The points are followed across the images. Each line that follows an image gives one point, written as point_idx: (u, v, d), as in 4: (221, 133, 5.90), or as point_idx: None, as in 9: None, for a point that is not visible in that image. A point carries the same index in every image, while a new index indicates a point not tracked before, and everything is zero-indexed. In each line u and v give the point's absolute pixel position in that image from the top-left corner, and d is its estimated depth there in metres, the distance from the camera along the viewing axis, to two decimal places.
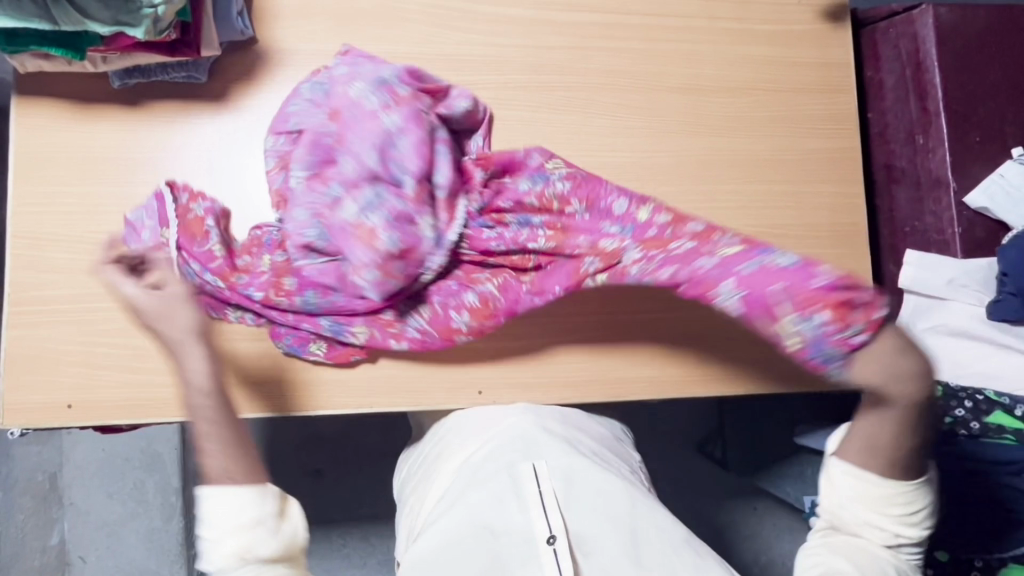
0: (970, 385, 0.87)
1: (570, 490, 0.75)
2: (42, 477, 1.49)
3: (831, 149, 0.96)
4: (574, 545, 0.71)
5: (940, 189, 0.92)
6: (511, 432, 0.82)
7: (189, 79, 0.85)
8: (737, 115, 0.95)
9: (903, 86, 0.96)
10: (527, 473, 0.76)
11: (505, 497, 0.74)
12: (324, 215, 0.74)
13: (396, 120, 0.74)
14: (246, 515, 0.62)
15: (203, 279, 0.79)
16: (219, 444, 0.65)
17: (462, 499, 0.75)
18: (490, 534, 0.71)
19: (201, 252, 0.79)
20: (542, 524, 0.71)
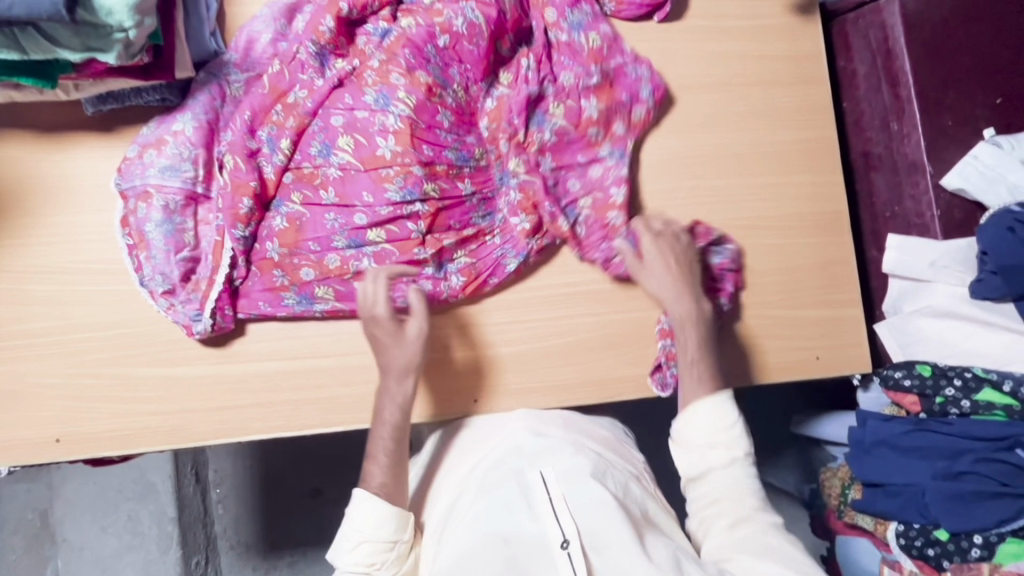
0: (959, 364, 0.87)
1: (578, 493, 0.75)
2: (33, 515, 1.46)
3: (808, 140, 0.98)
4: (589, 547, 0.70)
5: (917, 173, 0.94)
6: (513, 441, 0.82)
7: (164, 102, 0.83)
8: (714, 112, 0.96)
9: (875, 73, 0.98)
10: (535, 482, 0.76)
11: (516, 503, 0.73)
12: (356, 226, 0.81)
13: (270, 165, 0.81)
14: (379, 532, 0.74)
15: (290, 298, 0.82)
16: (375, 474, 0.77)
17: (471, 512, 0.74)
18: (502, 541, 0.69)
19: (267, 293, 0.81)
20: (554, 529, 0.70)
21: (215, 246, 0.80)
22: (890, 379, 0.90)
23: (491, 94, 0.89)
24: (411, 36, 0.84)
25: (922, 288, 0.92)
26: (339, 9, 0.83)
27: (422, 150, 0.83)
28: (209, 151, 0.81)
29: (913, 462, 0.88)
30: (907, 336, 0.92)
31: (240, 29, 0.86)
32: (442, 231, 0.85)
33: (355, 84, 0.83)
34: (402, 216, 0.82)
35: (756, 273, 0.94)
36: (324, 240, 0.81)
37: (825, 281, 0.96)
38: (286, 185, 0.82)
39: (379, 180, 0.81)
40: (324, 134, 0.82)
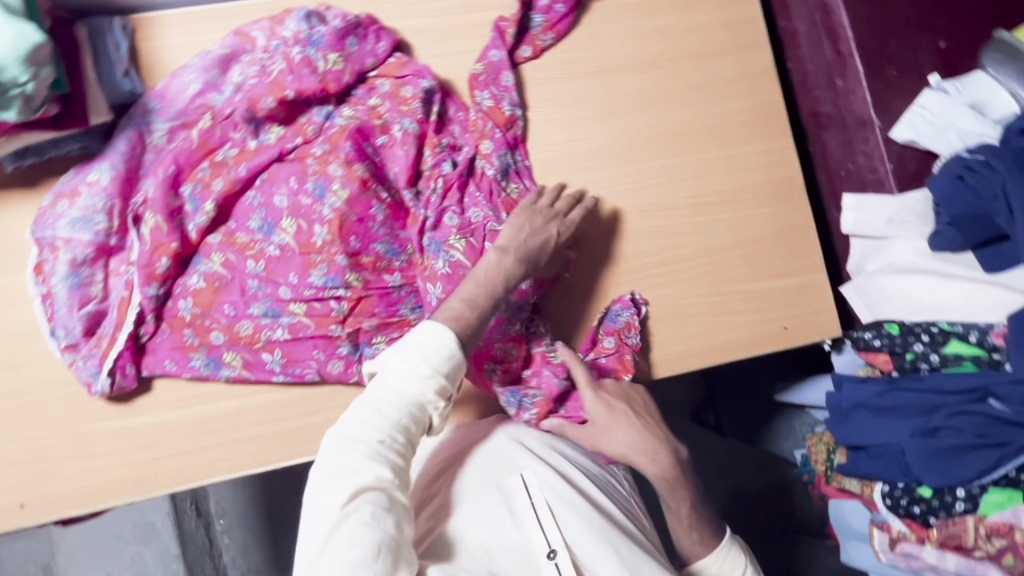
0: (924, 319, 0.86)
1: (560, 499, 0.75)
2: (37, 569, 1.46)
3: (753, 107, 0.96)
4: (574, 556, 0.71)
5: (866, 129, 0.92)
6: (489, 447, 0.80)
7: (86, 150, 0.81)
8: (654, 90, 0.94)
9: (815, 31, 0.96)
10: (517, 486, 0.75)
11: (496, 513, 0.73)
12: (275, 300, 0.79)
13: (194, 221, 0.79)
14: (429, 361, 0.69)
15: (195, 362, 0.79)
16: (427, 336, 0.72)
17: (453, 522, 0.73)
18: (485, 555, 0.70)
19: (172, 351, 0.79)
20: (539, 539, 0.71)
21: (122, 301, 0.78)
22: (861, 340, 0.89)
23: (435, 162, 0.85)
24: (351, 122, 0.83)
25: (883, 246, 0.91)
26: (283, 92, 0.81)
27: (352, 243, 0.79)
28: (125, 202, 0.79)
29: (889, 422, 0.86)
30: (872, 294, 0.90)
31: (169, 77, 0.83)
32: (365, 313, 0.80)
33: (293, 167, 0.81)
34: (324, 298, 0.79)
35: (715, 249, 0.93)
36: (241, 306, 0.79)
37: (787, 248, 0.94)
38: (201, 244, 0.80)
39: (310, 262, 0.79)
40: (266, 211, 0.80)
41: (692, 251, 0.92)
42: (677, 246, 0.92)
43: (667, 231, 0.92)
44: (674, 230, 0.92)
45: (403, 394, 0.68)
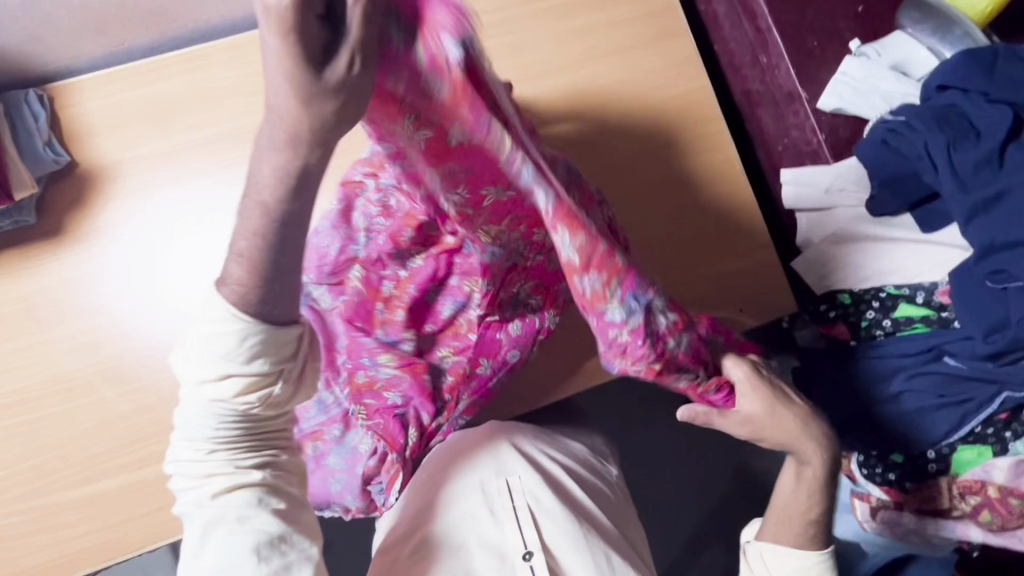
0: (872, 285, 0.85)
1: (543, 498, 0.74)
2: None
3: (682, 94, 0.95)
4: (552, 556, 0.71)
5: (795, 102, 0.91)
6: (473, 437, 0.78)
7: (19, 224, 0.82)
8: (581, 90, 0.94)
9: (733, 11, 0.96)
10: (498, 489, 0.74)
11: (476, 513, 0.73)
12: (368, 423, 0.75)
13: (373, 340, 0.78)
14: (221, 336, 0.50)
15: (366, 475, 0.75)
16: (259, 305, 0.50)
17: (431, 527, 0.72)
18: (461, 555, 0.70)
19: (345, 474, 0.75)
20: (516, 539, 0.71)
21: (350, 394, 0.77)
22: (816, 313, 0.88)
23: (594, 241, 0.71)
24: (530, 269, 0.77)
25: (826, 216, 0.89)
26: (417, 219, 0.73)
27: (446, 359, 0.78)
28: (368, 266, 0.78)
29: (855, 389, 0.85)
30: (816, 264, 0.88)
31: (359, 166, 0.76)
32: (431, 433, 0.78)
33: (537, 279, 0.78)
34: (376, 384, 0.77)
35: (660, 241, 0.92)
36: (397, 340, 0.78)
37: (733, 230, 0.93)
38: (358, 367, 0.77)
39: (440, 372, 0.78)
40: (395, 324, 0.78)
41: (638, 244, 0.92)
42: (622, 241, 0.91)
43: None
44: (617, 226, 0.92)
45: (197, 394, 0.53)
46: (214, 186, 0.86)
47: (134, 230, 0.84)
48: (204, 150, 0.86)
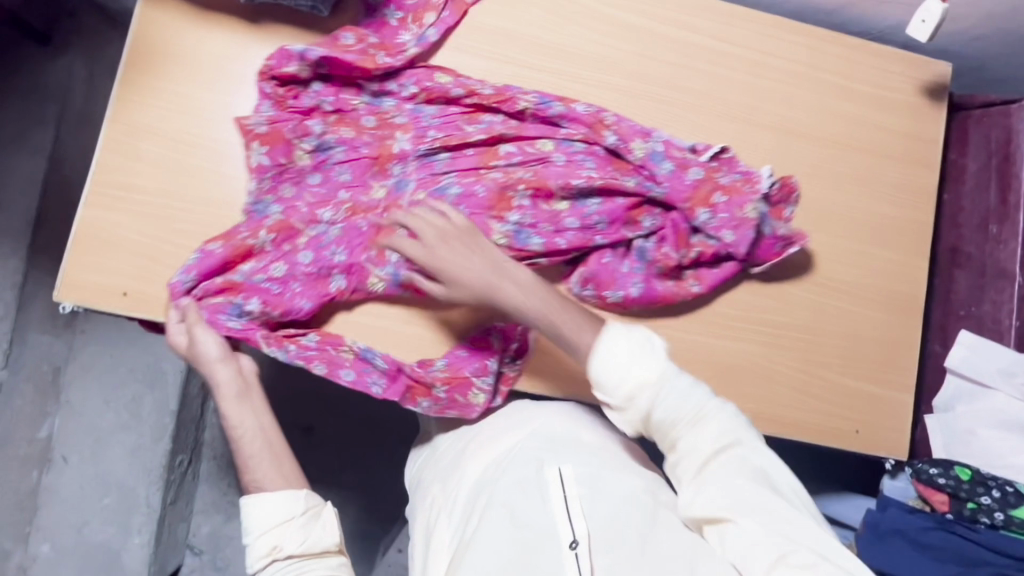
0: (1003, 475, 0.86)
1: (595, 496, 0.72)
2: (47, 368, 1.49)
3: (905, 219, 0.98)
4: (597, 549, 0.67)
5: (1005, 280, 0.94)
6: (541, 430, 0.82)
7: (314, 10, 0.86)
8: (822, 165, 0.97)
9: (986, 173, 0.99)
10: (552, 478, 0.74)
11: (529, 492, 0.73)
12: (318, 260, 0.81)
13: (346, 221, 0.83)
14: (279, 511, 0.71)
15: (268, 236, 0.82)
16: (262, 471, 0.74)
17: (488, 494, 0.75)
18: (512, 523, 0.70)
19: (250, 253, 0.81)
20: (565, 527, 0.69)
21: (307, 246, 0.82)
22: (923, 473, 0.90)
23: (518, 207, 0.84)
24: (533, 179, 0.84)
25: (983, 392, 0.90)
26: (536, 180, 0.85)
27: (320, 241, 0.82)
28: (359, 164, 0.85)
29: (926, 559, 0.87)
30: (955, 436, 0.91)
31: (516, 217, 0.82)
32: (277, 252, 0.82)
33: (316, 201, 0.84)
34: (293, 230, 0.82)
35: (820, 332, 0.94)
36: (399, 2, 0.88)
37: (887, 360, 0.95)
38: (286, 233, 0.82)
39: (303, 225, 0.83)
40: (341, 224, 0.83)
41: (800, 325, 0.94)
42: (787, 314, 0.93)
43: (785, 298, 0.94)
44: (791, 298, 0.94)
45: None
46: (482, 71, 0.90)
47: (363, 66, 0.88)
48: (489, 37, 0.90)
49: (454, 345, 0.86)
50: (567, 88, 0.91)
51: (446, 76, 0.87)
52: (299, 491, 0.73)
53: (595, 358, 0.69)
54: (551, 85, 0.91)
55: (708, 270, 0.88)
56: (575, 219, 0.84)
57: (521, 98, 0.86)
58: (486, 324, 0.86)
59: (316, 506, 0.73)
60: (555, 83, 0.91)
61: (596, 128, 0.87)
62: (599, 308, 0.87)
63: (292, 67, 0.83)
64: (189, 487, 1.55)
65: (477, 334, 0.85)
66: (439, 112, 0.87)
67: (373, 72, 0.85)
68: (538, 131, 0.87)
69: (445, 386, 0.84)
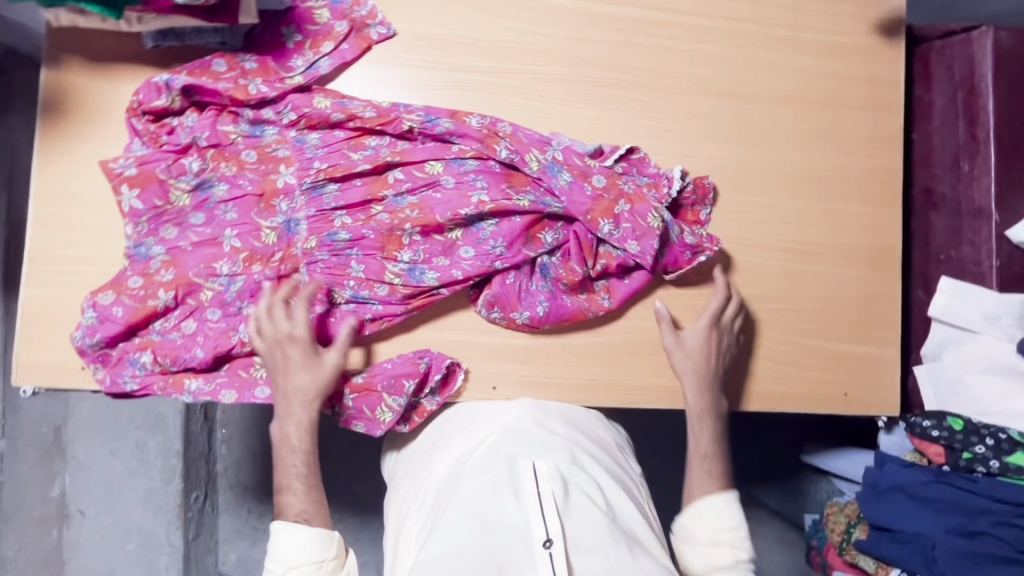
0: (993, 423, 0.84)
1: (568, 497, 0.72)
2: (47, 430, 1.45)
3: (872, 169, 0.94)
4: (570, 548, 0.68)
5: (982, 219, 0.89)
6: (513, 426, 0.79)
7: (224, 45, 0.82)
8: (780, 126, 0.93)
9: (953, 108, 0.93)
10: (526, 472, 0.73)
11: (501, 491, 0.72)
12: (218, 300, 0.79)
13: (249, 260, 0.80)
14: (310, 554, 0.76)
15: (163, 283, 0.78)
16: (299, 501, 0.78)
17: (459, 491, 0.73)
18: (482, 524, 0.69)
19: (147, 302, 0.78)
20: (539, 526, 0.68)
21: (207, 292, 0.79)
22: (916, 426, 0.88)
23: (410, 244, 0.80)
24: (419, 216, 0.79)
25: (966, 338, 0.89)
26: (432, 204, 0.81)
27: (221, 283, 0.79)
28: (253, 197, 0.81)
29: (926, 513, 0.86)
30: (943, 384, 0.90)
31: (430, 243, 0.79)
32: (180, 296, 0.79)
33: (204, 253, 0.79)
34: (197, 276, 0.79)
35: (796, 300, 0.91)
36: (303, 24, 0.84)
37: (868, 318, 0.93)
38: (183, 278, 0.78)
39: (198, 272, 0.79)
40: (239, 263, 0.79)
41: (775, 295, 0.91)
42: (761, 286, 0.91)
43: (756, 270, 0.91)
44: (762, 269, 0.91)
45: None
46: (411, 83, 0.86)
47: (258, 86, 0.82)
48: (413, 45, 0.86)
49: (382, 358, 0.83)
50: (502, 87, 0.87)
51: (326, 98, 0.82)
52: (332, 539, 0.78)
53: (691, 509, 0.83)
54: (485, 85, 0.87)
55: (620, 282, 0.86)
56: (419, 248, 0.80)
57: (406, 117, 0.81)
58: (425, 351, 0.83)
59: (342, 553, 0.79)
60: (489, 82, 0.87)
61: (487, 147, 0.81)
62: (510, 327, 0.85)
63: (161, 101, 0.79)
64: (209, 520, 1.53)
65: (409, 355, 0.83)
66: (324, 140, 0.81)
67: (245, 101, 0.80)
68: (426, 154, 0.81)
69: (354, 396, 0.81)
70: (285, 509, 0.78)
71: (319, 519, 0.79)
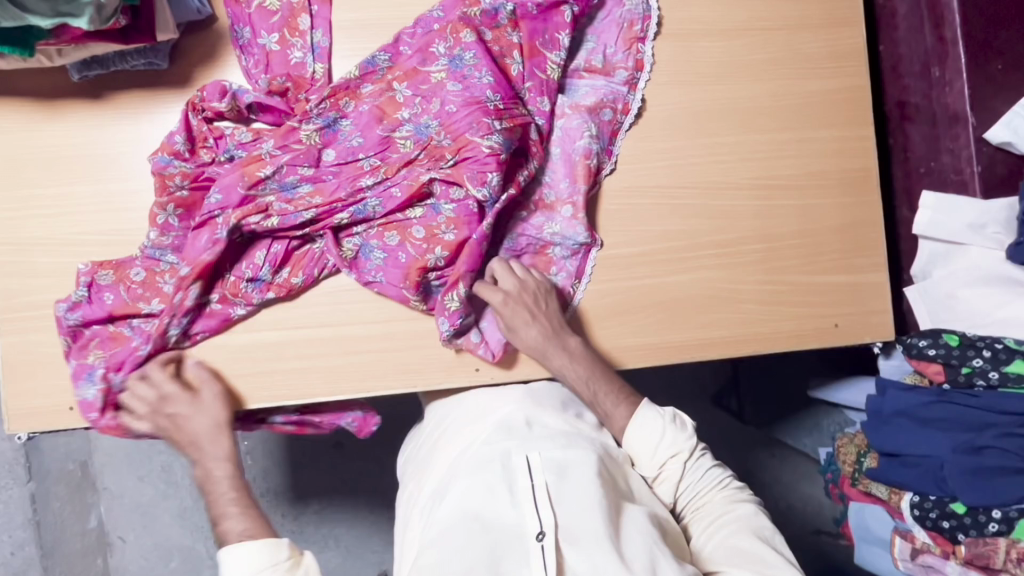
0: (990, 334, 0.83)
1: (565, 482, 0.69)
2: (74, 465, 1.47)
3: (838, 89, 0.89)
4: (566, 540, 0.65)
5: (958, 125, 0.85)
6: (507, 423, 0.77)
7: (151, 66, 0.81)
8: (735, 60, 0.89)
9: (916, 12, 0.88)
10: (520, 467, 0.71)
11: (495, 488, 0.69)
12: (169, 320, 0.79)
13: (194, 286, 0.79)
14: (259, 564, 0.68)
15: (133, 297, 0.79)
16: (235, 523, 0.73)
17: (451, 494, 0.71)
18: (477, 524, 0.67)
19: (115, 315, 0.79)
20: (533, 520, 0.66)
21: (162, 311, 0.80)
22: (913, 348, 0.86)
23: (369, 236, 0.81)
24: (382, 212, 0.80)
25: (955, 251, 0.87)
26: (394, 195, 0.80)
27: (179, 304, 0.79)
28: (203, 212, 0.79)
29: (931, 434, 0.85)
30: (937, 301, 0.88)
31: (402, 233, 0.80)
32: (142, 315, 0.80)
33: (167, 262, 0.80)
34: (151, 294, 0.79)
35: (775, 237, 0.89)
36: (258, 28, 0.82)
37: (857, 243, 0.90)
38: (144, 297, 0.79)
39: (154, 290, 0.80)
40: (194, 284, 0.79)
41: (752, 235, 0.88)
42: (737, 227, 0.88)
43: (729, 213, 0.88)
44: (736, 211, 0.88)
45: None
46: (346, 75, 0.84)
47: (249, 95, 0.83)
48: (343, 38, 0.85)
49: (365, 358, 0.83)
50: None
51: (404, 83, 0.82)
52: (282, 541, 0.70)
53: (632, 429, 0.79)
54: None
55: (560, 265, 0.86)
56: (448, 246, 0.79)
57: (396, 133, 0.81)
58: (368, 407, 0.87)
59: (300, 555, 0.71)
60: None
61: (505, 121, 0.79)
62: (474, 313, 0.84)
63: (218, 105, 0.80)
64: None
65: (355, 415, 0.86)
66: (357, 123, 0.82)
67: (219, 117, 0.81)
68: (429, 170, 0.79)
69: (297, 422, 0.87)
70: (227, 537, 0.72)
71: (262, 534, 0.71)
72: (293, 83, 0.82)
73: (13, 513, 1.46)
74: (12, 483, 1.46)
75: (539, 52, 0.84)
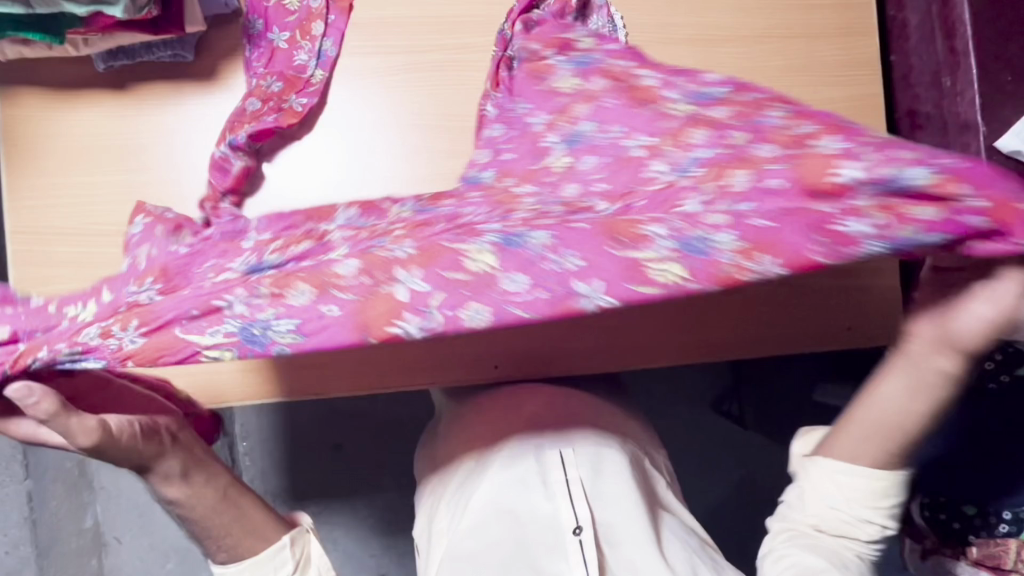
0: None
1: (598, 478, 0.71)
2: (72, 463, 1.44)
3: (854, 97, 0.91)
4: (600, 534, 0.68)
5: (970, 134, 0.88)
6: (539, 414, 0.77)
7: (176, 58, 0.81)
8: (754, 66, 0.90)
9: (929, 23, 0.90)
10: (554, 461, 0.71)
11: (530, 482, 0.70)
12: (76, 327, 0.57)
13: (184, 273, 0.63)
14: (261, 567, 0.65)
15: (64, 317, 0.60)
16: (233, 544, 0.64)
17: (484, 485, 0.71)
18: (514, 518, 0.69)
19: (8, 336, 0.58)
20: (569, 514, 0.68)
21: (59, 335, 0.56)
22: None
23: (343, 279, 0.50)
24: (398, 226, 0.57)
25: None
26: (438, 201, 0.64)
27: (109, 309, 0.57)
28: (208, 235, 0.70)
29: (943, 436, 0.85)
30: None
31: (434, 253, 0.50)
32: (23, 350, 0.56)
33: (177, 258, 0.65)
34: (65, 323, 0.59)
35: None
36: (271, 23, 0.84)
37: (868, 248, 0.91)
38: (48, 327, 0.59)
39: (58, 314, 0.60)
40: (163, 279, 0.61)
41: None
42: None
43: None
44: None
45: None
46: (371, 72, 0.85)
47: (244, 90, 0.83)
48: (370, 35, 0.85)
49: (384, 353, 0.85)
50: (464, 61, 0.86)
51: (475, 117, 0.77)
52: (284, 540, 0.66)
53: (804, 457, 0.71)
54: (447, 63, 0.86)
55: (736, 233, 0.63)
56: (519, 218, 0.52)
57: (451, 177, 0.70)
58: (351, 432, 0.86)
59: (303, 551, 0.68)
60: (451, 60, 0.86)
61: (565, 111, 0.72)
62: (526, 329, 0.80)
63: (235, 157, 0.79)
64: None
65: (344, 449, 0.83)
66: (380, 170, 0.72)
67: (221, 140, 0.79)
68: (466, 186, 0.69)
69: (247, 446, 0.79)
70: (216, 557, 0.66)
71: (259, 538, 0.66)
72: (286, 83, 0.82)
73: (8, 511, 1.44)
74: (7, 480, 1.44)
75: (547, 67, 0.77)
